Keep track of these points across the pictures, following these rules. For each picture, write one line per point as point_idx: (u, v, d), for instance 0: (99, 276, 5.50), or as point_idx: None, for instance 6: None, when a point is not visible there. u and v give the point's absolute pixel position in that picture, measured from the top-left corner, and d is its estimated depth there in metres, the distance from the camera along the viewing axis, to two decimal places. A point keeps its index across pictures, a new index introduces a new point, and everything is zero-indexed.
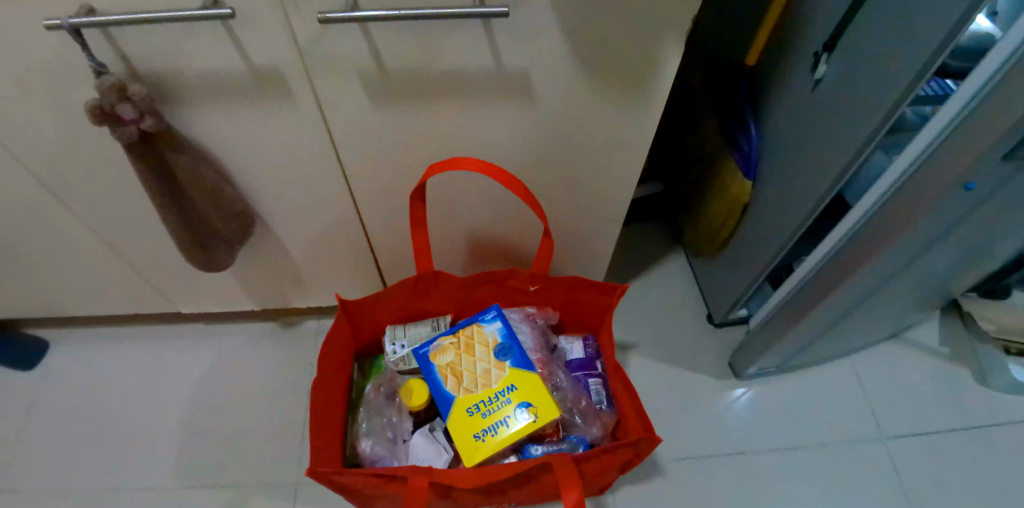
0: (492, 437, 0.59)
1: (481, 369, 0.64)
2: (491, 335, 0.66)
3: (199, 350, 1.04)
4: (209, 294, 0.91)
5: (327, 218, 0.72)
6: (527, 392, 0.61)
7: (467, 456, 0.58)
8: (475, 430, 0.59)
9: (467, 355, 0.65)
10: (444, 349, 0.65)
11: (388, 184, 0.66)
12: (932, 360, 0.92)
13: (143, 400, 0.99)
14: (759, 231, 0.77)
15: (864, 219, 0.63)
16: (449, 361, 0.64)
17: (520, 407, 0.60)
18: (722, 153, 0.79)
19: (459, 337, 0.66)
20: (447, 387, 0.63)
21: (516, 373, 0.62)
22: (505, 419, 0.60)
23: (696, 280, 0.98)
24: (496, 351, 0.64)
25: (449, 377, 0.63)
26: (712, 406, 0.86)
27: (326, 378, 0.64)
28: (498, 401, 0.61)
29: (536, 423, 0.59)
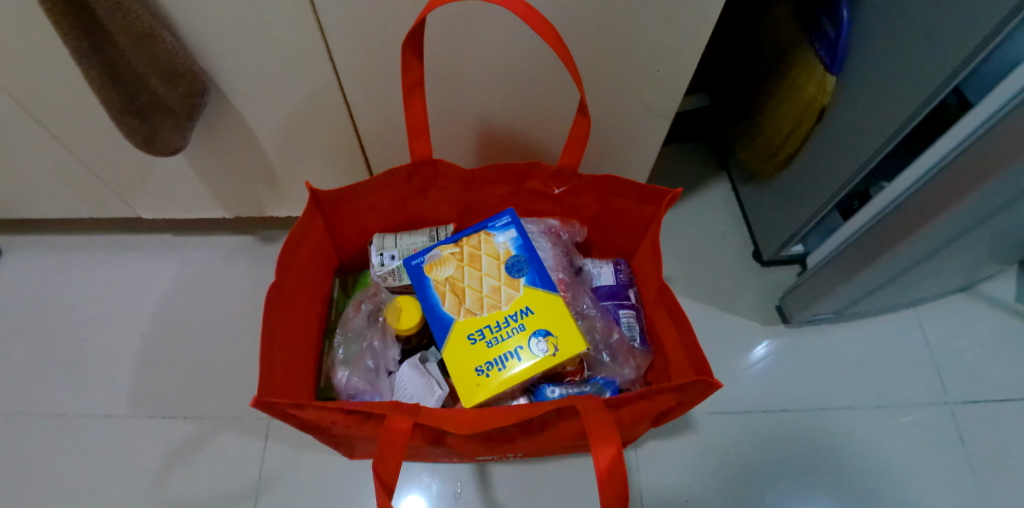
0: (499, 370, 0.46)
1: (488, 287, 0.50)
2: (503, 247, 0.52)
3: (164, 263, 0.90)
4: (167, 195, 0.76)
5: (299, 93, 0.56)
6: (545, 318, 0.48)
7: (465, 394, 0.45)
8: (477, 362, 0.46)
9: (471, 269, 0.51)
10: (444, 261, 0.52)
11: (370, 41, 0.50)
12: (1005, 319, 0.76)
13: (97, 316, 0.86)
14: (836, 143, 0.62)
15: (987, 126, 0.47)
16: (449, 276, 0.51)
17: (536, 336, 0.47)
18: (798, 43, 0.63)
19: (462, 247, 0.53)
20: (444, 307, 0.49)
21: (533, 293, 0.49)
22: (517, 349, 0.47)
23: (742, 211, 0.84)
24: (508, 267, 0.51)
25: (447, 295, 0.50)
26: (752, 355, 0.74)
27: (291, 287, 0.50)
28: (509, 327, 0.48)
29: (556, 356, 0.46)
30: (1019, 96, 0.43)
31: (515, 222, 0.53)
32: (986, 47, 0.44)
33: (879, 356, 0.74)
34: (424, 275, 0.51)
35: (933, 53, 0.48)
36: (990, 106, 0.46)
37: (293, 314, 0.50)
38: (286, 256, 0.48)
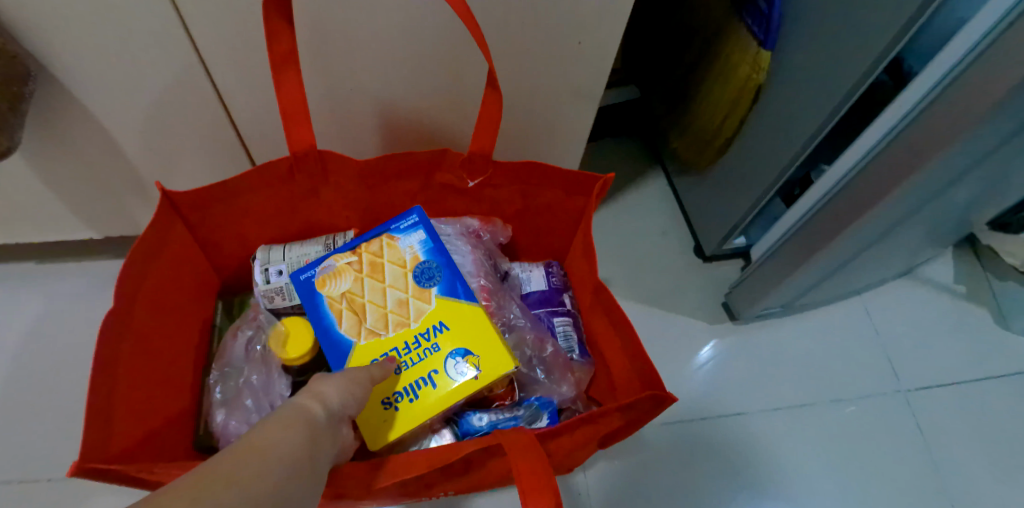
0: (410, 401, 0.39)
1: (393, 301, 0.42)
2: (409, 253, 0.44)
3: (23, 296, 0.76)
4: (11, 215, 0.63)
5: (151, 79, 0.46)
6: (463, 334, 0.40)
7: (372, 433, 0.38)
8: (384, 395, 0.39)
9: (372, 281, 0.43)
10: (338, 273, 0.43)
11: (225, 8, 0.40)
12: (945, 301, 0.75)
13: None
14: (773, 124, 0.58)
15: (931, 98, 0.42)
16: (346, 290, 0.42)
17: (454, 357, 0.39)
18: (727, 19, 0.59)
19: (361, 255, 0.44)
20: (340, 329, 0.41)
21: (447, 305, 0.41)
22: (431, 375, 0.39)
23: (680, 204, 0.80)
24: (416, 276, 0.43)
25: (343, 314, 0.42)
26: (699, 357, 0.69)
27: (141, 317, 0.40)
28: (420, 348, 0.40)
29: (478, 379, 0.39)
30: (967, 57, 0.39)
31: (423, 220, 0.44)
32: (921, 17, 0.39)
33: (828, 349, 0.71)
34: (315, 292, 0.42)
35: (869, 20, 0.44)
36: (933, 74, 0.42)
37: (145, 349, 0.41)
38: (131, 282, 0.39)
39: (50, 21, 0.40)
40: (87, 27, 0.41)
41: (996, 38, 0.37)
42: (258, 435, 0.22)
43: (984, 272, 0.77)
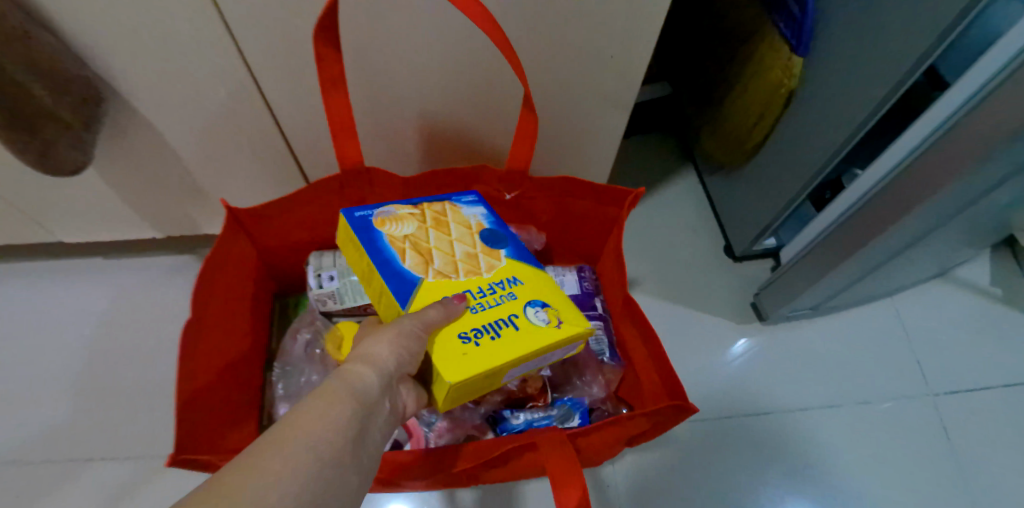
0: (493, 339, 0.37)
1: (463, 252, 0.43)
2: (472, 218, 0.46)
3: (90, 290, 0.83)
4: (83, 218, 0.68)
5: (208, 98, 0.50)
6: (540, 289, 0.42)
7: (447, 368, 0.34)
8: (460, 328, 0.37)
9: (437, 232, 0.44)
10: (401, 228, 0.44)
11: (286, 31, 0.44)
12: (983, 303, 0.75)
13: (14, 350, 0.78)
14: (806, 130, 0.58)
15: (959, 115, 0.44)
16: (409, 234, 0.43)
17: (532, 305, 0.40)
18: (761, 25, 0.59)
19: (423, 211, 0.45)
20: (407, 265, 0.40)
21: (516, 265, 0.43)
22: (513, 317, 0.39)
23: (711, 203, 0.80)
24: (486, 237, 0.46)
25: (407, 252, 0.41)
26: (733, 352, 0.71)
27: (213, 321, 0.45)
28: (495, 295, 0.40)
29: (567, 327, 0.39)
30: (993, 80, 0.40)
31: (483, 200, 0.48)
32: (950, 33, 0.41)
33: (858, 349, 0.72)
34: (376, 230, 0.42)
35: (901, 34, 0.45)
36: (966, 87, 0.43)
37: (219, 356, 0.45)
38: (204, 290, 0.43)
39: (125, 46, 0.44)
40: (153, 52, 0.45)
41: None
42: (299, 416, 0.24)
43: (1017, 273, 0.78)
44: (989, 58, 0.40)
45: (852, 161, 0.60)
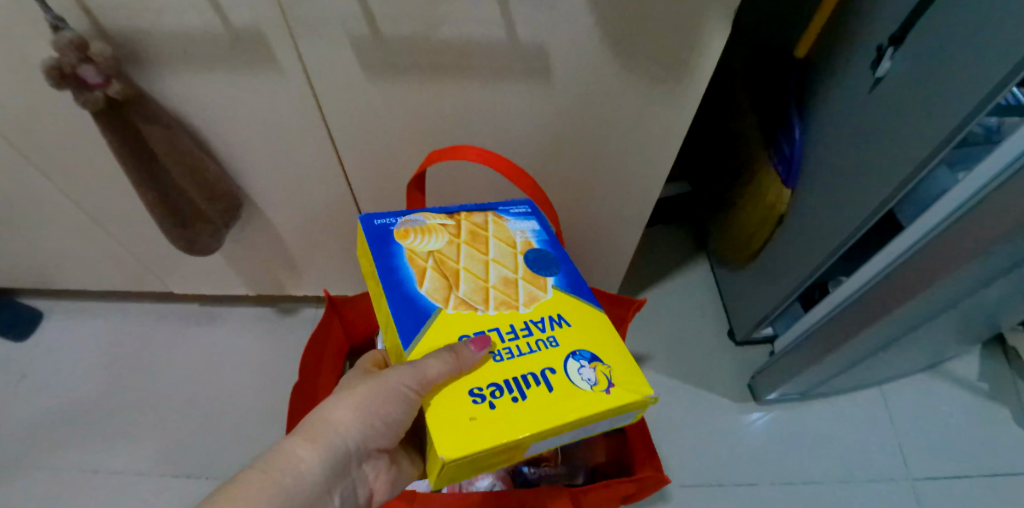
0: (515, 401, 0.37)
1: (496, 276, 0.45)
2: (516, 236, 0.49)
3: (190, 333, 1.01)
4: (200, 277, 0.86)
5: (318, 201, 0.67)
6: (584, 339, 0.41)
7: (447, 441, 0.34)
8: (473, 384, 0.37)
9: (470, 252, 0.46)
10: (438, 239, 0.46)
11: (386, 166, 0.60)
12: (970, 396, 0.83)
13: (126, 377, 0.96)
14: (793, 244, 0.71)
15: (915, 249, 0.58)
16: (437, 251, 0.45)
17: (574, 358, 0.40)
18: (759, 157, 0.72)
19: (459, 227, 0.48)
20: (424, 289, 0.42)
21: (562, 302, 0.44)
22: (547, 372, 0.38)
23: (719, 291, 0.92)
24: (526, 260, 0.47)
25: (430, 273, 0.43)
26: (745, 416, 0.81)
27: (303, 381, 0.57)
28: (532, 338, 0.41)
29: (616, 397, 0.38)
30: (939, 226, 0.55)
31: (534, 212, 0.53)
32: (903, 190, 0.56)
33: (846, 431, 0.80)
34: (400, 245, 0.45)
35: (868, 179, 0.59)
36: (919, 229, 0.58)
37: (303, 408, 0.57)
38: None
39: (272, 166, 0.61)
40: (286, 169, 0.62)
41: (965, 210, 0.52)
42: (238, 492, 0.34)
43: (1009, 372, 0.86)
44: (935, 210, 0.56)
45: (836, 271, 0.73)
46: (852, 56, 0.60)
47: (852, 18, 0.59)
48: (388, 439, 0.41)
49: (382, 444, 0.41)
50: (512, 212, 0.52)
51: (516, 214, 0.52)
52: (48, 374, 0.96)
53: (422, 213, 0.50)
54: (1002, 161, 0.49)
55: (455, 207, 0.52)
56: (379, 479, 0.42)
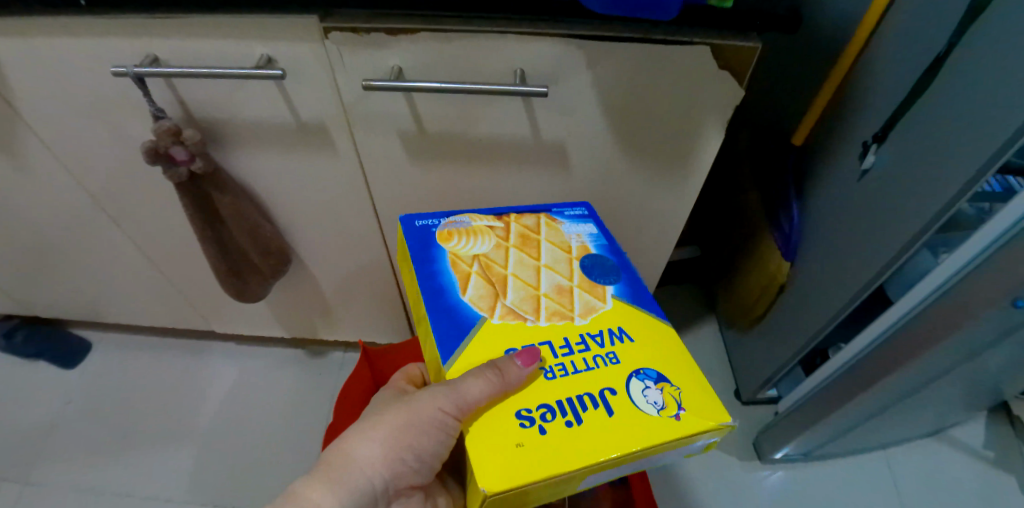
0: (568, 425, 0.38)
1: (548, 284, 0.47)
2: (570, 243, 0.51)
3: (226, 368, 1.08)
4: (243, 319, 0.94)
5: (360, 258, 0.75)
6: (646, 356, 0.42)
7: (496, 463, 0.35)
8: (524, 405, 0.38)
9: (519, 256, 0.49)
10: (486, 243, 0.49)
11: None
12: (974, 463, 0.88)
13: (167, 408, 1.03)
14: (794, 312, 0.77)
15: (901, 323, 0.65)
16: (484, 255, 0.48)
17: (637, 377, 0.41)
18: (761, 230, 0.79)
19: (509, 232, 0.51)
20: (466, 295, 0.44)
21: (624, 315, 0.45)
22: (607, 392, 0.39)
23: (726, 349, 0.98)
24: (582, 265, 0.49)
25: (473, 278, 0.46)
26: (754, 472, 0.87)
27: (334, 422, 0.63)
28: (591, 354, 0.42)
29: (688, 424, 0.38)
30: (922, 303, 0.62)
31: (590, 215, 0.55)
32: (883, 274, 0.62)
33: (850, 493, 0.85)
34: (445, 245, 0.48)
35: (853, 261, 0.66)
36: (905, 305, 0.64)
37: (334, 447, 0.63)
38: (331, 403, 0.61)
39: (324, 228, 0.70)
40: (335, 230, 0.70)
41: (942, 293, 0.59)
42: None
43: (1010, 436, 0.91)
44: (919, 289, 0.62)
45: (834, 338, 0.80)
46: (840, 147, 0.68)
47: (841, 113, 0.67)
48: (418, 472, 0.44)
49: (413, 474, 0.44)
50: (565, 215, 0.55)
51: (571, 216, 0.55)
52: (91, 403, 1.03)
53: (469, 215, 0.53)
54: (973, 251, 0.55)
55: (507, 209, 0.55)
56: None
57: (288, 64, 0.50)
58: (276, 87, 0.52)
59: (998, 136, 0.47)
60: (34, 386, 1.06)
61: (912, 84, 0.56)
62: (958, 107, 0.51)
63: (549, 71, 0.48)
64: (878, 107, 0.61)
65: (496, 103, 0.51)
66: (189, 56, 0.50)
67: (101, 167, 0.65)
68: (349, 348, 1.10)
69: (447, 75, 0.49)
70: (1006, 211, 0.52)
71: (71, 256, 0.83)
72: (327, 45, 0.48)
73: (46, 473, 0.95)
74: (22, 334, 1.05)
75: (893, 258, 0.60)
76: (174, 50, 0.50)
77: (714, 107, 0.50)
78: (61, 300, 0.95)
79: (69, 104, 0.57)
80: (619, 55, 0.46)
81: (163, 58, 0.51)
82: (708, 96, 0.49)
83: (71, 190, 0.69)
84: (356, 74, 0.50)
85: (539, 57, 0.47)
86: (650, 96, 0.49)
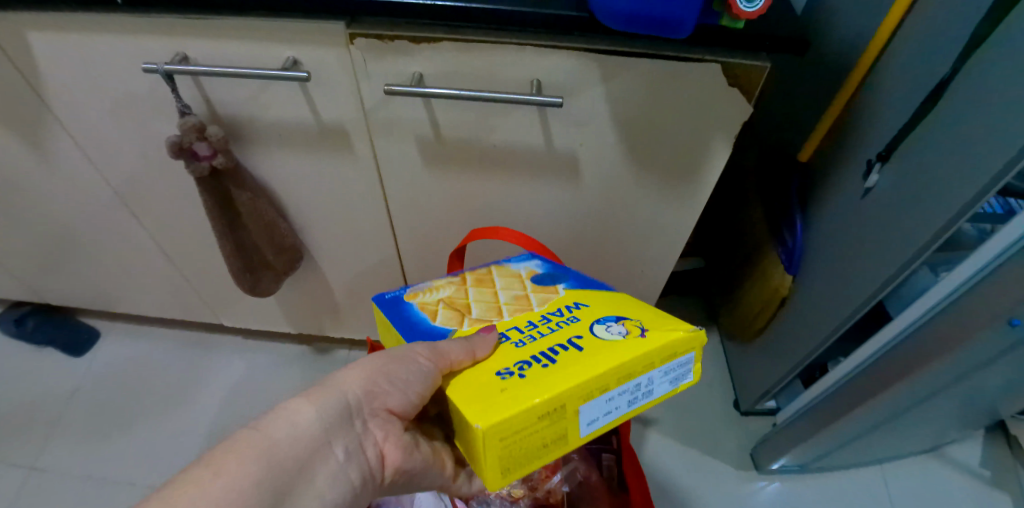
0: (543, 367, 0.38)
1: (507, 298, 0.49)
2: (521, 270, 0.55)
3: (232, 362, 1.09)
4: (252, 314, 0.95)
5: (371, 259, 0.77)
6: (603, 312, 0.45)
7: (473, 410, 0.33)
8: (497, 368, 0.38)
9: (480, 290, 0.51)
10: (445, 290, 0.51)
11: (435, 236, 0.71)
12: (970, 481, 0.89)
13: (172, 399, 1.04)
14: (795, 326, 0.78)
15: (901, 338, 0.65)
16: (444, 296, 0.50)
17: (601, 320, 0.43)
18: (767, 244, 0.81)
19: (466, 278, 0.54)
20: (436, 322, 0.45)
21: (575, 293, 0.49)
22: (574, 338, 0.41)
23: (727, 362, 1.00)
24: (533, 281, 0.52)
25: (441, 312, 0.47)
26: (749, 483, 0.88)
27: None
28: (554, 321, 0.44)
29: (657, 336, 0.39)
30: (921, 318, 0.62)
31: (539, 254, 0.58)
32: (887, 286, 0.63)
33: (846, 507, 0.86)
34: (406, 302, 0.48)
35: (853, 278, 0.67)
36: (904, 321, 0.65)
37: None
38: None
39: (338, 228, 0.72)
40: (348, 231, 0.72)
41: (940, 309, 0.60)
42: (239, 440, 0.32)
43: (1007, 457, 0.92)
44: (918, 304, 0.63)
45: (834, 353, 0.81)
46: (844, 166, 0.69)
47: (846, 133, 0.69)
48: (403, 402, 0.38)
49: (396, 406, 0.38)
50: (512, 261, 0.57)
51: (517, 262, 0.58)
52: (98, 392, 1.05)
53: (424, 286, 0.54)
54: (974, 268, 0.56)
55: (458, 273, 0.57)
56: (391, 440, 0.38)
57: (314, 68, 0.52)
58: (300, 90, 0.54)
59: (997, 160, 0.49)
60: (41, 373, 1.07)
61: (916, 107, 0.58)
62: (958, 131, 0.53)
63: (564, 83, 0.50)
64: (883, 129, 0.63)
65: (513, 112, 0.52)
66: (217, 57, 0.52)
67: (124, 161, 0.67)
68: (353, 347, 1.12)
69: (466, 84, 0.51)
70: (1006, 231, 0.52)
71: (85, 247, 0.85)
72: (352, 51, 0.50)
73: (51, 459, 0.97)
74: (33, 320, 1.07)
75: (897, 271, 0.61)
76: (204, 51, 0.52)
77: (723, 123, 0.52)
78: (73, 289, 0.97)
79: (98, 99, 0.59)
80: (633, 71, 0.48)
81: (192, 57, 0.53)
82: (718, 113, 0.51)
83: (92, 182, 0.71)
84: (379, 80, 0.52)
85: (555, 70, 0.49)
86: (661, 111, 0.51)
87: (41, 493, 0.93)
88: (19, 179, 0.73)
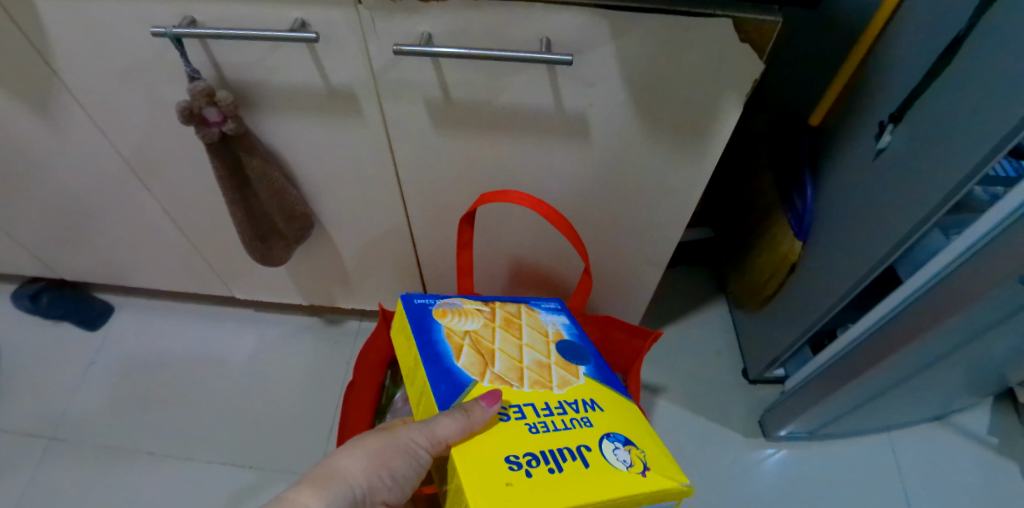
0: (550, 471, 0.41)
1: (530, 360, 0.52)
2: (547, 325, 0.58)
3: (245, 334, 1.11)
4: (263, 284, 0.96)
5: (381, 226, 0.78)
6: (615, 423, 0.47)
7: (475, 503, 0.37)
8: (505, 455, 0.41)
9: (507, 335, 0.54)
10: (476, 321, 0.54)
11: (444, 202, 0.71)
12: (977, 449, 0.90)
13: (187, 370, 1.06)
14: (804, 291, 0.79)
15: (908, 301, 0.65)
16: (471, 328, 0.53)
17: (610, 438, 0.45)
18: (777, 209, 0.81)
19: (496, 313, 0.57)
20: (457, 363, 0.48)
21: (594, 386, 0.51)
22: (583, 449, 0.43)
23: (736, 330, 1.01)
24: (558, 348, 0.55)
25: (465, 349, 0.50)
26: (756, 450, 0.89)
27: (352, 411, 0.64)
28: (567, 415, 0.47)
29: (652, 486, 0.42)
30: (930, 281, 0.62)
31: (563, 309, 0.63)
32: (897, 250, 0.63)
33: (851, 473, 0.87)
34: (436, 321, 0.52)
35: (863, 243, 0.67)
36: (914, 283, 0.65)
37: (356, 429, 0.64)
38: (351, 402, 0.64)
39: (348, 196, 0.73)
40: (358, 197, 0.73)
41: (947, 273, 0.60)
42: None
43: (1016, 425, 0.92)
44: (928, 266, 0.63)
45: (842, 319, 0.81)
46: (857, 128, 0.68)
47: (858, 95, 0.68)
48: (396, 494, 0.45)
49: (389, 497, 0.45)
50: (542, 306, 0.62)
51: (547, 308, 0.63)
52: (115, 364, 1.07)
53: (459, 299, 0.58)
54: (986, 228, 0.56)
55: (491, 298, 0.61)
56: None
57: (322, 29, 0.51)
58: (308, 51, 0.53)
59: (1010, 120, 0.48)
60: (58, 345, 1.09)
61: (930, 65, 0.57)
62: (974, 90, 0.52)
63: (573, 40, 0.49)
64: (897, 89, 0.61)
65: (521, 72, 0.52)
66: (222, 19, 0.52)
67: (136, 130, 0.67)
68: (364, 318, 1.13)
69: (474, 42, 0.51)
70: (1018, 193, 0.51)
71: (96, 217, 0.86)
72: (359, 11, 0.49)
73: (70, 428, 0.99)
74: (47, 296, 1.09)
75: (907, 233, 0.60)
76: (211, 13, 0.51)
77: (734, 82, 0.51)
78: (86, 261, 0.98)
79: (106, 66, 0.59)
80: (642, 28, 0.47)
81: (200, 20, 0.52)
82: (728, 72, 0.50)
83: (101, 150, 0.72)
84: (387, 40, 0.51)
85: (564, 28, 0.48)
86: (671, 69, 0.51)
87: (62, 460, 0.95)
88: (31, 148, 0.73)
